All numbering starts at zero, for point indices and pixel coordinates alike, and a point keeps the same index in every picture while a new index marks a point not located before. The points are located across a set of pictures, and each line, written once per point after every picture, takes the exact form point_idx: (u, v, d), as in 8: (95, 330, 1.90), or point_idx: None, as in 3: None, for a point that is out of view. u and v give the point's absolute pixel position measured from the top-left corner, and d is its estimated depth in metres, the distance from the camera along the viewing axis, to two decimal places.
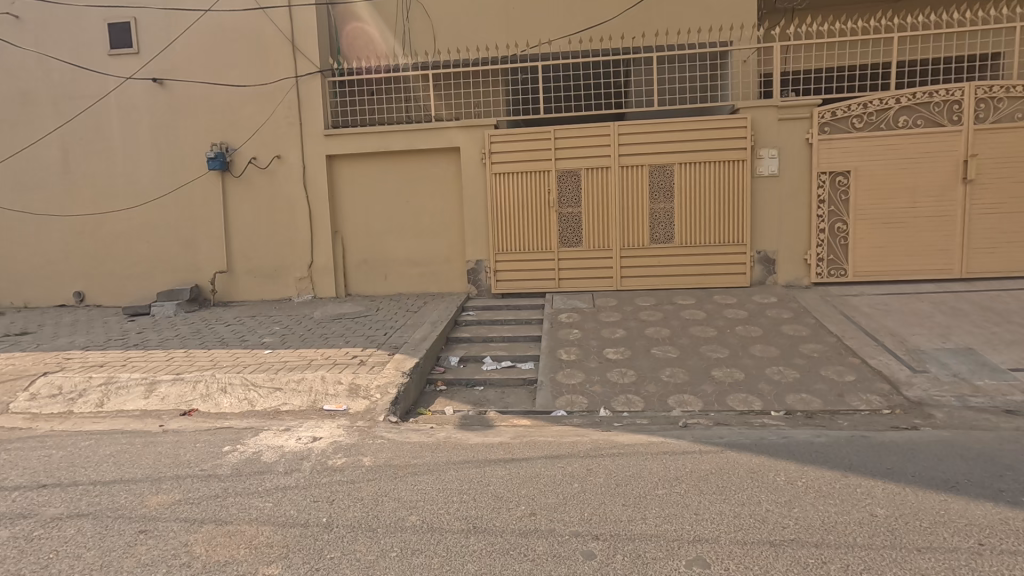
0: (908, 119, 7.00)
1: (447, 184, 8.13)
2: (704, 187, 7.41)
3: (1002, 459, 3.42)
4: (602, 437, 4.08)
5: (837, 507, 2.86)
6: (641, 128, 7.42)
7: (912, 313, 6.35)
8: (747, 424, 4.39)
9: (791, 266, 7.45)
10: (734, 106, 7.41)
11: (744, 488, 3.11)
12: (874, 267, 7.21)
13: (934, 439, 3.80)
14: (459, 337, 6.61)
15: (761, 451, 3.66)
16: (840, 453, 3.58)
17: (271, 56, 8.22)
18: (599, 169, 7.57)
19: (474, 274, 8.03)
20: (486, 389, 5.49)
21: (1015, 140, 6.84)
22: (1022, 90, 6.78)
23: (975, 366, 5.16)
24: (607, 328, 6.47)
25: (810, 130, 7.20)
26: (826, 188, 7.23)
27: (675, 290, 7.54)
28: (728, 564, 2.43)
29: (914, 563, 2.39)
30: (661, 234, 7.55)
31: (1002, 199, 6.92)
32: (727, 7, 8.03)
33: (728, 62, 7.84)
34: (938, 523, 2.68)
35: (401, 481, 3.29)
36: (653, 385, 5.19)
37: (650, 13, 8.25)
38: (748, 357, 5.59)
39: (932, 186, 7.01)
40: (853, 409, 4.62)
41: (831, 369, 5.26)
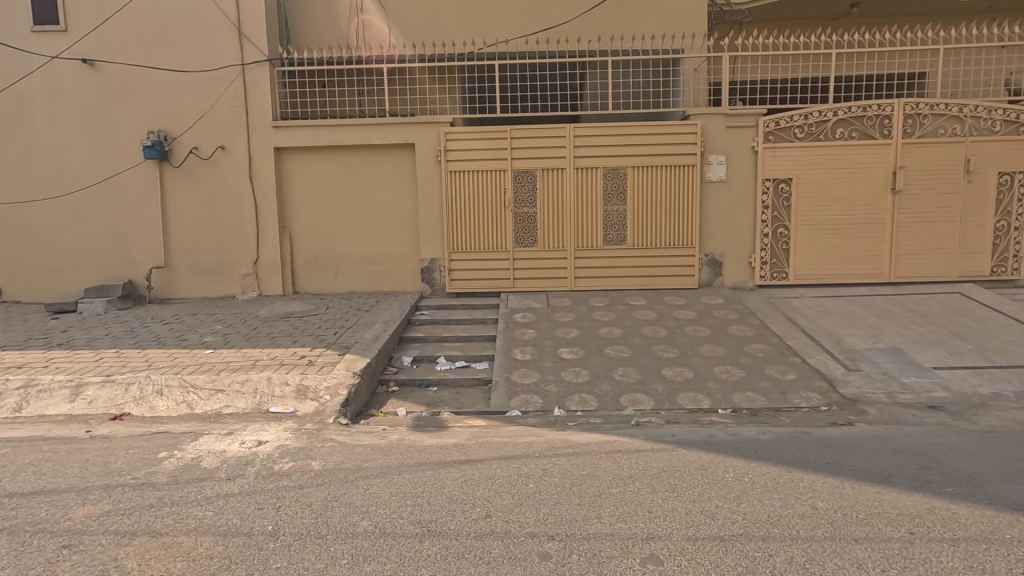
0: (844, 131, 7.39)
1: (401, 181, 7.99)
2: (656, 190, 7.58)
3: (929, 452, 3.65)
4: (557, 436, 4.09)
5: (782, 501, 2.97)
6: (596, 131, 7.51)
7: (847, 315, 6.70)
8: (696, 422, 4.51)
9: (737, 269, 7.73)
10: (685, 113, 7.61)
11: (695, 485, 3.18)
12: (813, 271, 7.58)
13: (869, 434, 4.01)
14: (412, 337, 6.50)
15: (710, 448, 3.77)
16: (784, 449, 3.72)
17: (216, 42, 7.83)
18: (555, 170, 7.62)
19: (428, 273, 7.92)
20: (440, 390, 5.42)
21: (939, 154, 7.33)
22: (945, 108, 7.28)
23: (903, 365, 5.51)
24: (561, 328, 6.52)
25: (756, 138, 7.48)
26: (770, 194, 7.55)
27: (627, 291, 7.69)
28: (680, 560, 2.47)
29: (853, 553, 2.50)
30: (614, 235, 7.68)
31: (926, 209, 7.41)
32: (680, 15, 8.23)
33: (680, 69, 8.02)
34: (874, 515, 2.82)
35: (353, 486, 3.18)
36: (606, 385, 5.26)
37: (606, 20, 8.37)
38: (697, 357, 5.76)
39: (866, 195, 7.43)
40: (794, 407, 4.83)
41: (774, 368, 5.49)
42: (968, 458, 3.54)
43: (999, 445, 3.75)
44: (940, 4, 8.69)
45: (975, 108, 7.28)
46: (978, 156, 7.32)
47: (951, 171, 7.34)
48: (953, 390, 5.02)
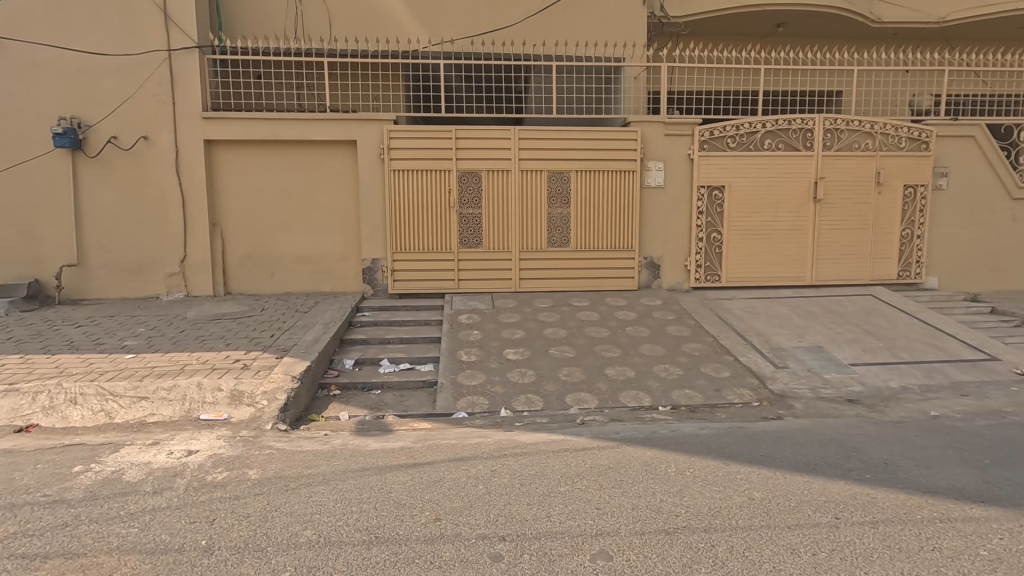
0: (772, 142, 7.85)
1: (343, 179, 7.75)
2: (598, 194, 7.75)
3: (849, 442, 3.93)
4: (505, 437, 4.09)
5: (721, 493, 3.11)
6: (541, 134, 7.60)
7: (774, 315, 7.12)
8: (639, 419, 4.65)
9: (674, 272, 8.03)
10: (626, 119, 7.83)
11: (640, 480, 3.27)
12: (744, 274, 8.00)
13: (797, 427, 4.27)
14: (354, 339, 6.31)
15: (653, 444, 3.89)
16: (721, 444, 3.90)
17: (138, 24, 7.31)
18: (499, 171, 7.63)
19: (370, 273, 7.74)
20: (383, 393, 5.29)
21: (854, 166, 7.92)
22: (859, 125, 7.88)
23: (825, 362, 5.91)
24: (507, 329, 6.54)
25: (692, 146, 7.81)
26: (704, 201, 7.90)
27: (571, 293, 7.82)
28: (629, 555, 2.52)
29: (786, 540, 2.65)
30: (558, 237, 7.79)
31: (843, 217, 7.99)
32: (622, 23, 8.45)
33: (621, 77, 8.28)
34: (804, 502, 3.00)
35: (295, 494, 3.05)
36: (552, 385, 5.31)
37: (550, 25, 8.47)
38: (638, 356, 5.93)
39: (791, 203, 7.92)
40: (728, 403, 5.07)
41: (710, 366, 5.74)
42: (882, 446, 3.84)
43: (908, 434, 4.10)
44: (855, 28, 9.41)
45: (884, 126, 7.92)
46: (888, 170, 7.97)
47: (864, 183, 7.96)
48: (868, 385, 5.44)
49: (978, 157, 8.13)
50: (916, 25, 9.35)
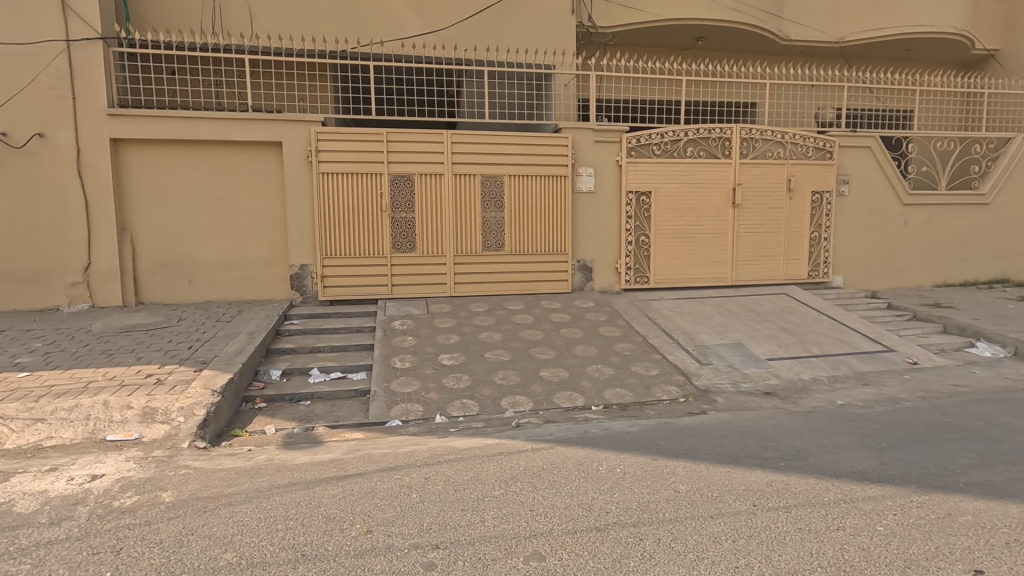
0: (693, 150, 8.25)
1: (267, 182, 7.43)
2: (531, 198, 7.85)
3: (766, 432, 4.18)
4: (439, 443, 4.05)
5: (650, 488, 3.22)
6: (473, 139, 7.62)
7: (699, 315, 7.47)
8: (572, 419, 4.74)
9: (605, 274, 8.26)
10: (557, 125, 7.99)
11: (573, 480, 3.34)
12: (670, 275, 8.36)
13: (719, 421, 4.50)
14: (281, 348, 6.05)
15: (586, 443, 3.97)
16: (650, 440, 4.04)
17: (31, 11, 6.68)
18: (433, 175, 7.56)
19: (298, 280, 7.47)
20: (313, 404, 5.10)
21: (768, 174, 8.46)
22: (771, 135, 8.43)
23: (744, 357, 6.28)
24: (442, 334, 6.48)
25: (620, 152, 8.08)
26: (633, 206, 8.19)
27: (506, 296, 7.87)
28: (561, 554, 2.55)
29: (709, 529, 2.78)
30: (492, 241, 7.82)
31: (760, 221, 8.51)
32: (552, 31, 8.61)
33: (551, 84, 8.45)
34: (725, 492, 3.16)
35: (214, 515, 2.87)
36: (487, 389, 5.31)
37: (481, 29, 8.48)
38: (571, 357, 6.06)
39: (712, 208, 8.35)
40: (657, 400, 5.26)
41: (640, 365, 5.95)
42: (794, 435, 4.12)
43: (817, 422, 4.42)
44: (765, 45, 10.09)
45: (794, 136, 8.51)
46: (798, 177, 8.57)
47: (777, 190, 8.52)
48: (782, 378, 5.83)
49: (874, 166, 8.90)
50: (818, 44, 10.14)
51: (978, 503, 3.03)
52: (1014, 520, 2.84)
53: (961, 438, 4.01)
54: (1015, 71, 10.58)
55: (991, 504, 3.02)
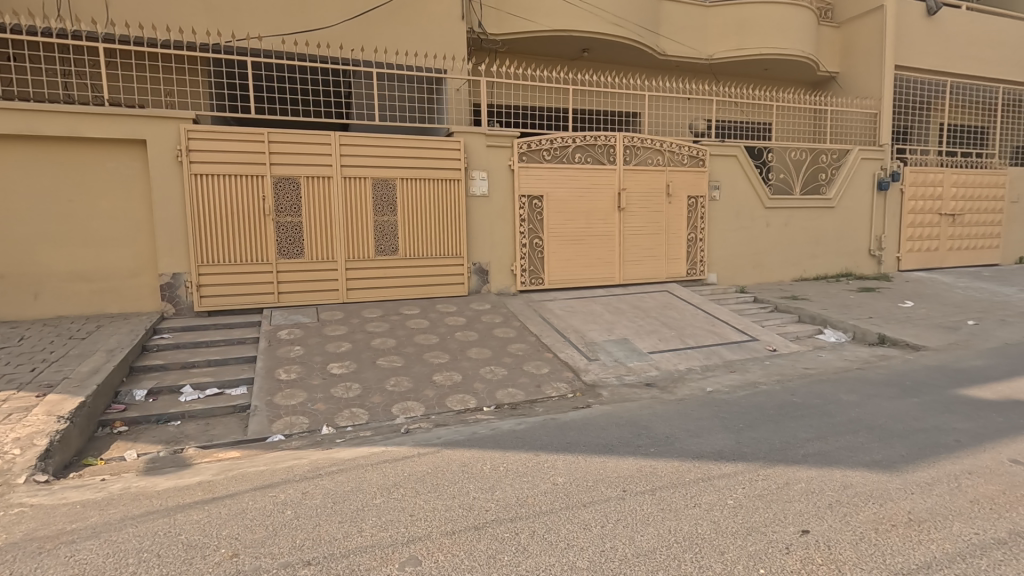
0: (581, 157, 8.65)
1: (129, 184, 6.77)
2: (424, 202, 7.80)
3: (642, 421, 4.48)
4: (322, 455, 3.92)
5: (529, 483, 3.35)
6: (363, 140, 7.43)
7: (589, 313, 7.82)
8: (463, 422, 4.78)
9: (501, 277, 8.40)
10: (449, 129, 8.02)
11: (456, 481, 3.38)
12: (563, 276, 8.68)
13: (602, 413, 4.75)
14: (147, 365, 5.55)
15: (472, 445, 4.04)
16: (534, 436, 4.19)
17: None
18: (320, 177, 7.29)
19: (170, 289, 6.88)
20: (184, 424, 4.73)
21: (649, 179, 9.04)
22: (651, 144, 9.02)
23: (628, 352, 6.68)
24: (331, 342, 6.27)
25: (511, 158, 8.28)
26: (525, 210, 8.42)
27: (401, 301, 7.76)
28: (438, 556, 2.58)
29: (581, 517, 2.93)
30: (386, 246, 7.67)
31: (643, 224, 9.07)
32: (443, 35, 8.61)
33: (443, 88, 8.49)
34: (598, 480, 3.36)
35: (50, 556, 2.58)
36: (377, 396, 5.21)
37: (369, 30, 8.30)
38: (465, 360, 6.10)
39: (600, 212, 8.78)
40: (546, 397, 5.45)
41: (532, 364, 6.12)
42: (665, 422, 4.46)
43: (686, 409, 4.81)
44: (645, 58, 10.80)
45: (671, 145, 9.17)
46: (676, 183, 9.25)
47: (658, 195, 9.13)
48: (662, 369, 6.27)
49: (740, 174, 9.82)
50: (691, 60, 11.10)
51: (810, 471, 3.46)
52: (837, 483, 3.28)
53: (803, 414, 4.55)
54: (852, 91, 12.15)
55: (821, 471, 3.46)
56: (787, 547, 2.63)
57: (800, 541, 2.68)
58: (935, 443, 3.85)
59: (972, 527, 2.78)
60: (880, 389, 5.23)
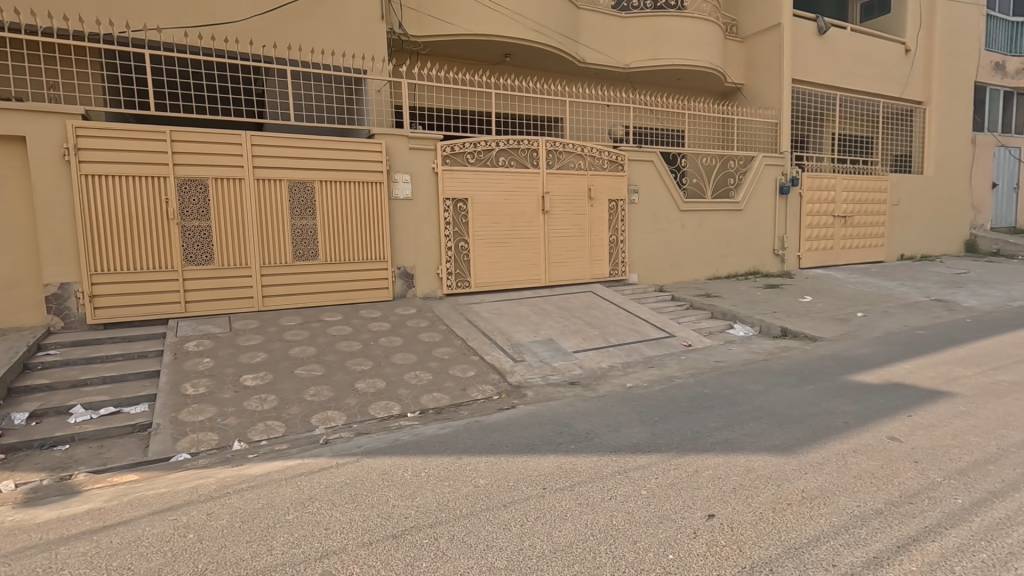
0: (505, 160, 8.74)
1: (6, 185, 6.11)
2: (345, 205, 7.58)
3: (563, 419, 4.58)
4: (231, 473, 3.71)
5: (450, 487, 3.33)
6: (278, 141, 7.11)
7: (515, 315, 7.90)
8: (386, 429, 4.69)
9: (427, 280, 8.31)
10: (370, 131, 7.85)
11: (375, 490, 3.30)
12: (490, 279, 8.72)
13: (526, 414, 4.81)
14: (29, 386, 5.02)
15: (395, 452, 3.97)
16: (458, 439, 4.18)
17: None
18: (230, 179, 6.91)
19: (58, 301, 6.26)
20: (73, 448, 4.32)
21: (571, 183, 9.26)
22: (572, 148, 9.26)
23: (553, 352, 6.81)
24: (245, 353, 5.94)
25: (435, 161, 8.22)
26: (450, 212, 8.38)
27: (323, 307, 7.50)
28: (352, 569, 2.50)
29: (501, 517, 2.95)
30: (304, 251, 7.37)
31: (567, 226, 9.28)
32: (362, 35, 8.42)
33: (364, 89, 8.30)
34: (519, 480, 3.40)
35: None
36: (295, 407, 5.00)
37: (283, 26, 7.97)
38: (389, 366, 5.98)
39: (524, 214, 8.89)
40: (472, 399, 5.45)
41: (457, 367, 6.10)
42: (586, 418, 4.59)
43: (607, 405, 4.97)
44: (566, 65, 11.08)
45: (592, 149, 9.45)
46: (597, 187, 9.54)
47: (581, 198, 9.38)
48: (585, 368, 6.45)
49: (657, 178, 10.28)
50: (610, 68, 11.51)
51: (717, 458, 3.67)
52: (741, 468, 3.50)
53: (713, 405, 4.82)
54: (755, 102, 13.04)
55: (727, 458, 3.68)
56: (694, 532, 2.78)
57: (706, 525, 2.83)
58: (826, 426, 4.20)
59: (855, 500, 3.06)
60: (782, 378, 5.64)
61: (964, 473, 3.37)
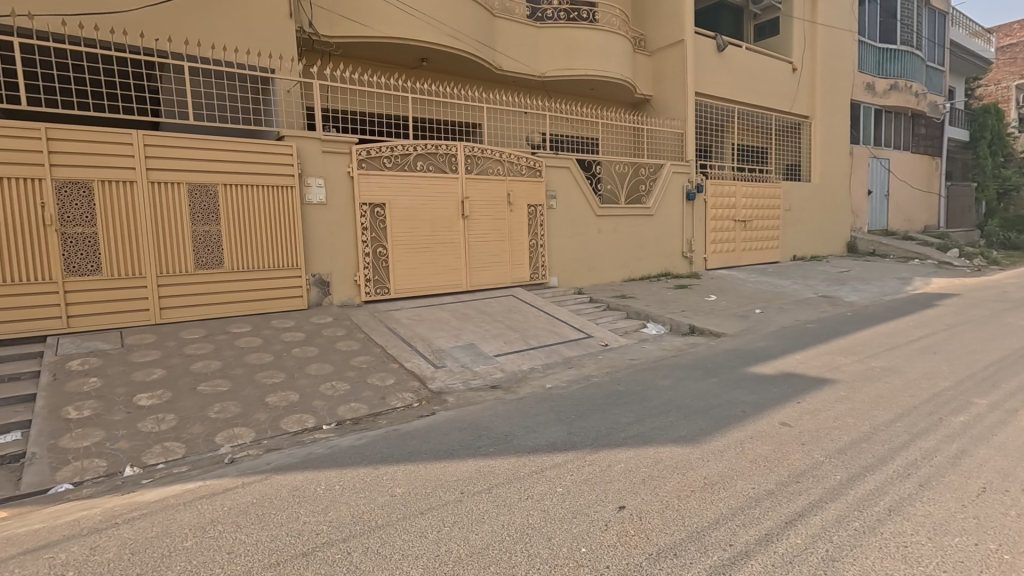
0: (423, 165, 8.66)
1: None
2: (252, 210, 7.19)
3: (483, 423, 4.60)
4: (122, 501, 3.41)
5: (365, 498, 3.25)
6: (175, 142, 6.65)
7: (436, 321, 7.84)
8: (299, 443, 4.49)
9: (344, 288, 8.06)
10: (279, 133, 7.52)
11: (285, 508, 3.15)
12: (410, 284, 8.58)
13: (446, 420, 4.78)
14: None
15: (307, 466, 3.81)
16: (375, 449, 4.08)
17: None
18: (120, 182, 6.36)
19: None
20: None
21: (490, 189, 9.34)
22: (490, 154, 9.34)
23: (475, 356, 6.83)
24: (140, 370, 5.48)
25: (350, 165, 8.01)
26: (367, 218, 8.18)
27: (229, 319, 7.06)
28: None
29: (418, 525, 2.92)
30: (206, 258, 6.91)
31: (487, 231, 9.33)
32: (269, 32, 8.04)
33: (272, 89, 7.94)
34: (437, 486, 3.37)
35: None
36: (197, 426, 4.66)
37: (179, 19, 7.45)
38: (303, 378, 5.73)
39: (444, 220, 8.84)
40: (391, 408, 5.34)
41: (376, 376, 5.96)
42: (505, 421, 4.64)
43: (526, 406, 5.06)
44: (482, 71, 11.16)
45: (510, 155, 9.59)
46: (516, 192, 9.68)
47: (500, 204, 9.47)
48: (506, 371, 6.51)
49: (573, 184, 10.59)
50: (525, 76, 11.73)
51: (628, 452, 3.84)
52: (650, 460, 3.68)
53: (626, 401, 5.03)
54: (663, 113, 13.78)
55: (638, 451, 3.85)
56: (606, 524, 2.88)
57: (617, 516, 2.95)
58: (727, 416, 4.51)
59: (750, 483, 3.30)
60: (689, 372, 5.99)
61: (843, 451, 3.74)
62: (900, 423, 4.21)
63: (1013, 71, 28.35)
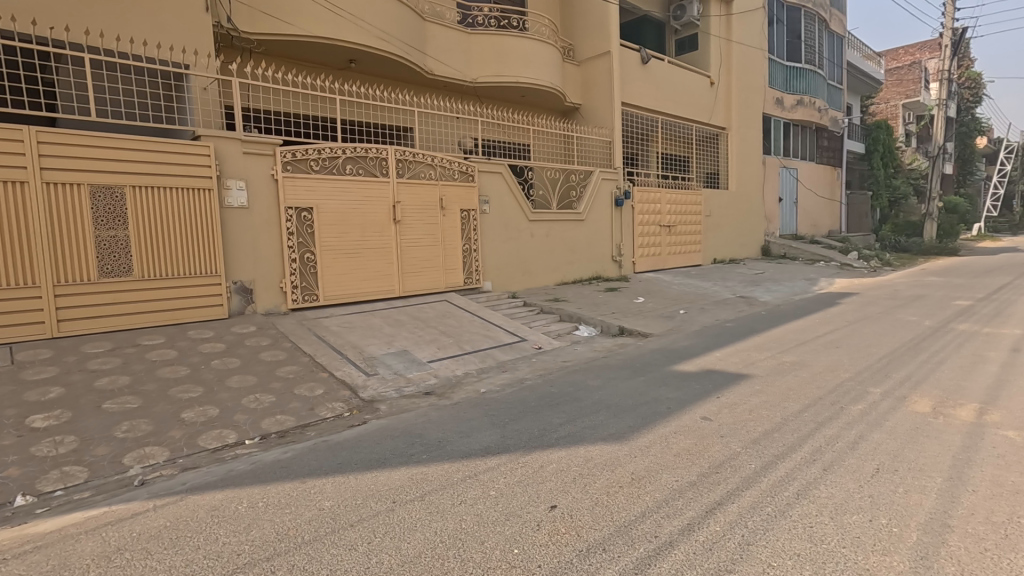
0: (352, 168, 8.45)
1: None
2: (165, 213, 6.74)
3: (416, 430, 4.54)
4: (11, 534, 3.08)
5: (291, 514, 3.12)
6: (76, 140, 6.15)
7: (367, 328, 7.65)
8: (218, 460, 4.25)
9: (268, 295, 7.71)
10: (195, 132, 7.10)
11: (203, 530, 2.98)
12: (339, 291, 8.33)
13: (377, 428, 4.68)
14: None
15: (228, 484, 3.61)
16: (303, 462, 3.93)
17: None
18: (10, 182, 5.79)
19: None
20: None
21: (422, 194, 9.25)
22: (422, 158, 9.25)
23: (408, 363, 6.72)
24: (33, 389, 4.98)
25: (274, 167, 7.69)
26: (293, 222, 7.87)
27: (140, 330, 6.58)
28: None
29: (347, 538, 2.84)
30: (113, 266, 6.41)
31: (419, 235, 9.23)
32: (183, 26, 7.59)
33: (186, 86, 7.50)
34: (368, 497, 3.30)
35: None
36: (102, 448, 4.30)
37: (80, 7, 6.89)
38: (223, 391, 5.41)
39: (375, 224, 8.66)
40: (320, 419, 5.16)
41: (304, 386, 5.73)
42: (439, 427, 4.60)
43: (459, 411, 5.04)
44: (413, 75, 11.05)
45: (442, 160, 9.54)
46: (449, 197, 9.65)
47: (432, 208, 9.40)
48: (439, 376, 6.46)
49: (505, 189, 10.68)
50: (456, 81, 11.73)
51: (560, 452, 3.91)
52: (581, 459, 3.77)
53: (558, 402, 5.12)
54: (592, 121, 14.20)
55: (569, 450, 3.93)
56: (538, 524, 2.92)
57: (549, 516, 3.00)
58: (654, 413, 4.69)
59: (674, 476, 3.46)
60: (619, 372, 6.19)
61: (757, 441, 3.99)
62: (807, 413, 4.55)
63: (899, 91, 31.41)
